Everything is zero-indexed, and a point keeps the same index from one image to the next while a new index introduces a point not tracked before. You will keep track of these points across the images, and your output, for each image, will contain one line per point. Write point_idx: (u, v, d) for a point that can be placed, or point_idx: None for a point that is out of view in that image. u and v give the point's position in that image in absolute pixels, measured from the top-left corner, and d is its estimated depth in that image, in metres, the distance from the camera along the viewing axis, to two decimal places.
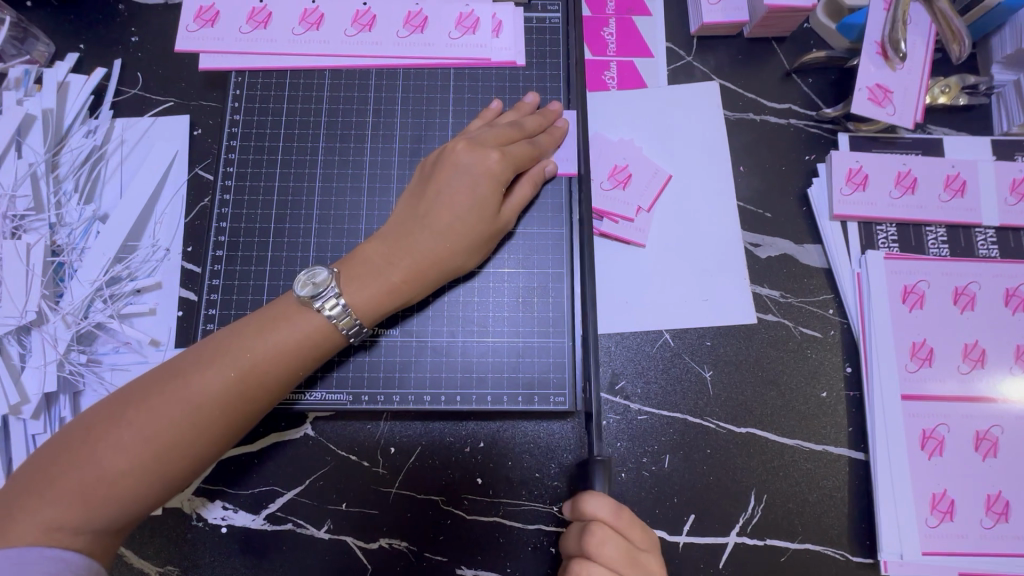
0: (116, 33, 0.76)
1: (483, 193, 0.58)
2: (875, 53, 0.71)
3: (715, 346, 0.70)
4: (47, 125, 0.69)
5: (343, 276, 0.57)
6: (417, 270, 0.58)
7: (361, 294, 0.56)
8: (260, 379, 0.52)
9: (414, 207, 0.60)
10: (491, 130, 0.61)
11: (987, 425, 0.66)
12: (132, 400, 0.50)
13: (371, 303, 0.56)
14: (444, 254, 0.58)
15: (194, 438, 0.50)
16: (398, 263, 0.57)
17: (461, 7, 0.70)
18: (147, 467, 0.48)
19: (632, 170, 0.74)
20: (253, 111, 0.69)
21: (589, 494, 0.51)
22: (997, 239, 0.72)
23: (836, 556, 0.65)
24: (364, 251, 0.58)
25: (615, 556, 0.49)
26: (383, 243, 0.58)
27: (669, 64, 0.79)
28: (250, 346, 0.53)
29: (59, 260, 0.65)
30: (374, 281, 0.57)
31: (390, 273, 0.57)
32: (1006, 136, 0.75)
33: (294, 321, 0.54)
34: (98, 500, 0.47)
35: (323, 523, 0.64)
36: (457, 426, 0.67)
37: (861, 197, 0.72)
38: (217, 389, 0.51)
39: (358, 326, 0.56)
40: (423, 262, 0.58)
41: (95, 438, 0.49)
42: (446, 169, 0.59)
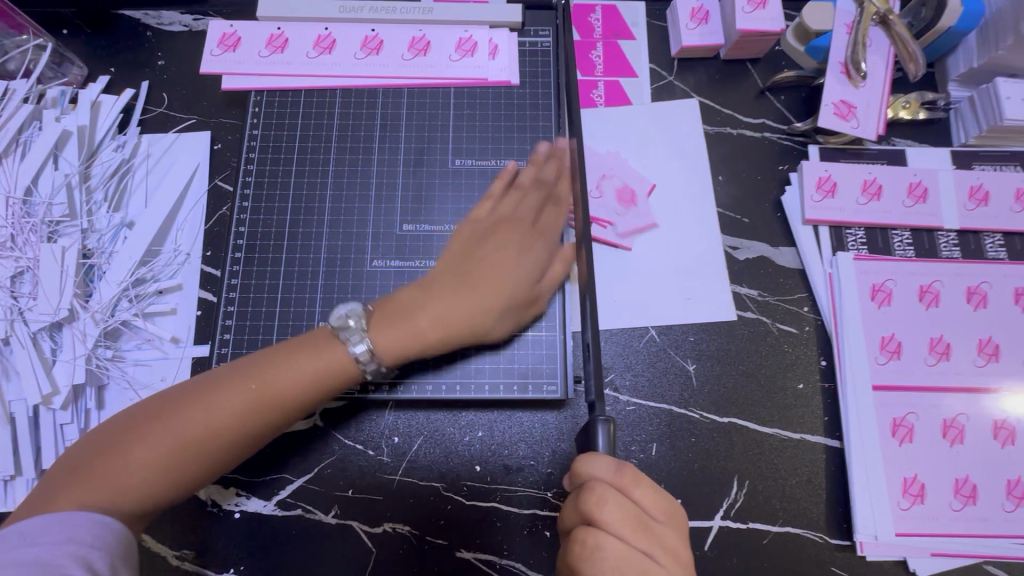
0: (144, 57, 0.83)
1: (519, 242, 0.65)
2: (840, 71, 0.78)
3: (698, 341, 0.75)
4: (81, 140, 0.75)
5: (371, 324, 0.60)
6: (449, 326, 0.60)
7: (387, 341, 0.59)
8: (278, 403, 0.56)
9: (456, 268, 0.62)
10: (522, 187, 0.68)
11: (953, 414, 0.71)
12: (167, 402, 0.54)
13: (396, 348, 0.59)
14: (478, 313, 0.61)
15: (221, 442, 0.54)
16: (426, 317, 0.60)
17: (461, 32, 0.77)
18: (164, 465, 0.52)
19: (619, 180, 0.80)
20: (270, 127, 0.76)
21: (586, 455, 0.50)
22: (959, 241, 0.78)
23: (816, 539, 0.68)
24: (394, 301, 0.61)
25: (618, 518, 0.48)
26: (419, 291, 0.61)
27: (652, 83, 0.86)
28: (272, 369, 0.56)
29: (90, 263, 0.71)
30: (402, 327, 0.59)
31: (417, 321, 0.60)
32: (964, 147, 0.82)
33: (323, 354, 0.57)
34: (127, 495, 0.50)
35: (330, 508, 0.68)
36: (457, 416, 0.71)
37: (830, 203, 0.78)
38: (233, 408, 0.54)
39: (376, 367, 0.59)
40: (451, 319, 0.60)
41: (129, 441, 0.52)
42: (487, 236, 0.65)
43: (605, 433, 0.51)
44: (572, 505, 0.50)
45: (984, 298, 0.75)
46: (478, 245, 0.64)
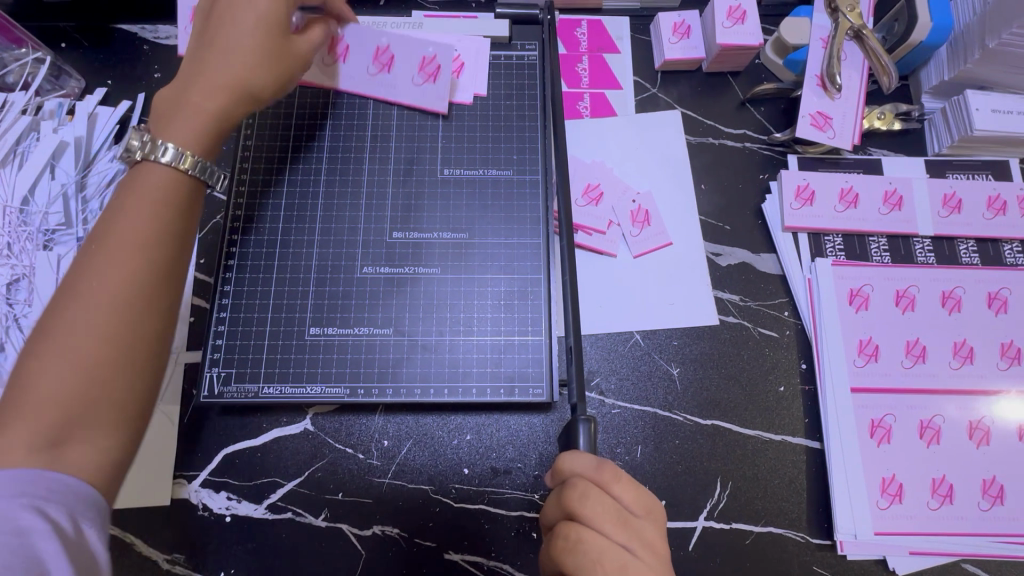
0: (141, 70, 0.85)
1: (265, 10, 0.59)
2: (816, 84, 0.81)
3: (681, 345, 0.76)
4: (78, 151, 0.77)
5: (160, 121, 0.56)
6: (214, 89, 0.57)
7: (178, 128, 0.55)
8: (140, 212, 0.51)
9: (204, 38, 0.59)
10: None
11: (930, 415, 0.73)
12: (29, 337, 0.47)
13: (194, 131, 0.55)
14: (236, 70, 0.58)
15: (87, 321, 0.47)
16: (184, 107, 0.56)
17: (379, 40, 0.74)
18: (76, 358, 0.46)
19: (603, 188, 0.82)
20: (263, 137, 0.77)
21: (568, 452, 0.52)
22: (933, 247, 0.80)
23: (798, 539, 0.70)
24: (176, 98, 0.57)
25: (599, 512, 0.49)
26: (189, 74, 0.58)
27: (637, 96, 0.88)
28: (111, 217, 0.51)
29: None
30: (190, 118, 0.56)
31: (182, 113, 0.56)
32: (938, 156, 0.84)
33: (138, 176, 0.53)
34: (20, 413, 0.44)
35: (320, 512, 0.69)
36: (446, 419, 0.72)
37: (809, 211, 0.80)
38: (94, 258, 0.49)
39: (203, 164, 0.55)
40: (223, 83, 0.57)
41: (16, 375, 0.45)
42: (230, 1, 0.59)
43: (586, 432, 0.51)
44: (556, 501, 0.52)
45: (959, 302, 0.77)
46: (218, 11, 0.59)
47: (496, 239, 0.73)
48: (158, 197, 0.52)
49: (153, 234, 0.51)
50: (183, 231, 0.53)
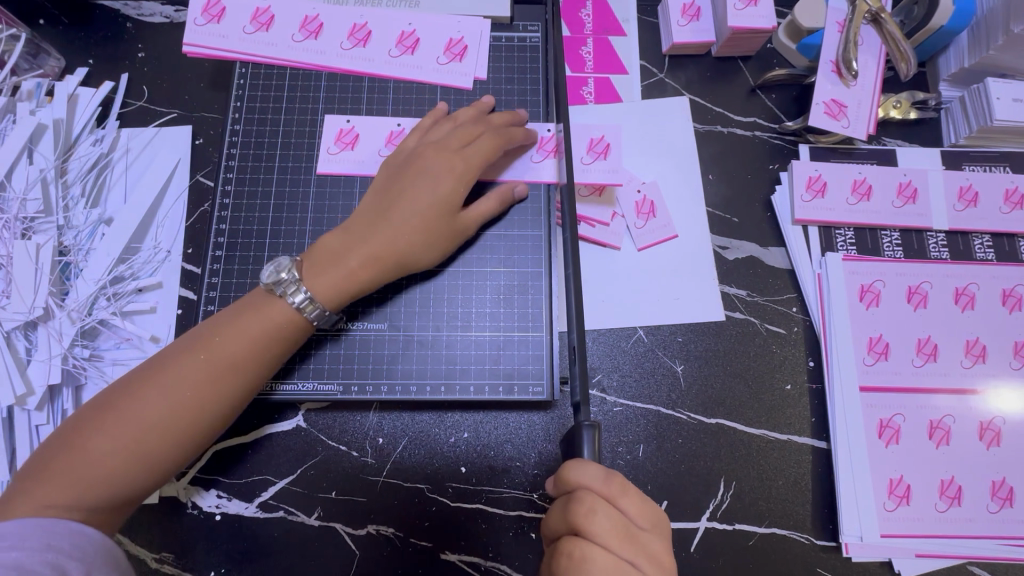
0: (124, 49, 0.81)
1: (443, 192, 0.64)
2: (831, 70, 0.77)
3: (686, 342, 0.74)
4: (57, 134, 0.73)
5: (306, 264, 0.61)
6: (374, 256, 0.62)
7: (325, 282, 0.60)
8: (245, 345, 0.57)
9: (380, 203, 0.64)
10: (457, 131, 0.67)
11: (940, 415, 0.71)
12: (116, 395, 0.55)
13: (332, 289, 0.60)
14: (402, 247, 0.63)
15: (174, 427, 0.54)
16: (357, 249, 0.62)
17: (405, 25, 0.75)
18: (130, 451, 0.53)
19: (608, 140, 0.76)
20: (252, 122, 0.74)
21: (574, 461, 0.49)
22: (947, 242, 0.78)
23: (801, 540, 0.68)
24: (327, 240, 0.63)
25: (606, 529, 0.47)
26: (344, 233, 0.63)
27: (643, 81, 0.85)
28: (223, 334, 0.57)
29: (65, 260, 0.69)
30: (334, 271, 0.61)
31: (348, 260, 0.61)
32: (954, 147, 0.81)
33: (267, 310, 0.59)
34: (85, 484, 0.51)
35: (313, 510, 0.67)
36: (443, 417, 0.70)
37: (820, 203, 0.77)
38: (193, 371, 0.55)
39: (320, 310, 0.60)
40: (374, 252, 0.62)
41: (83, 433, 0.53)
42: (413, 188, 0.64)
43: (591, 440, 0.49)
44: (560, 513, 0.50)
45: (972, 299, 0.75)
46: (406, 178, 0.65)
47: (493, 229, 0.71)
48: (265, 333, 0.58)
49: (240, 373, 0.57)
50: (246, 387, 0.58)
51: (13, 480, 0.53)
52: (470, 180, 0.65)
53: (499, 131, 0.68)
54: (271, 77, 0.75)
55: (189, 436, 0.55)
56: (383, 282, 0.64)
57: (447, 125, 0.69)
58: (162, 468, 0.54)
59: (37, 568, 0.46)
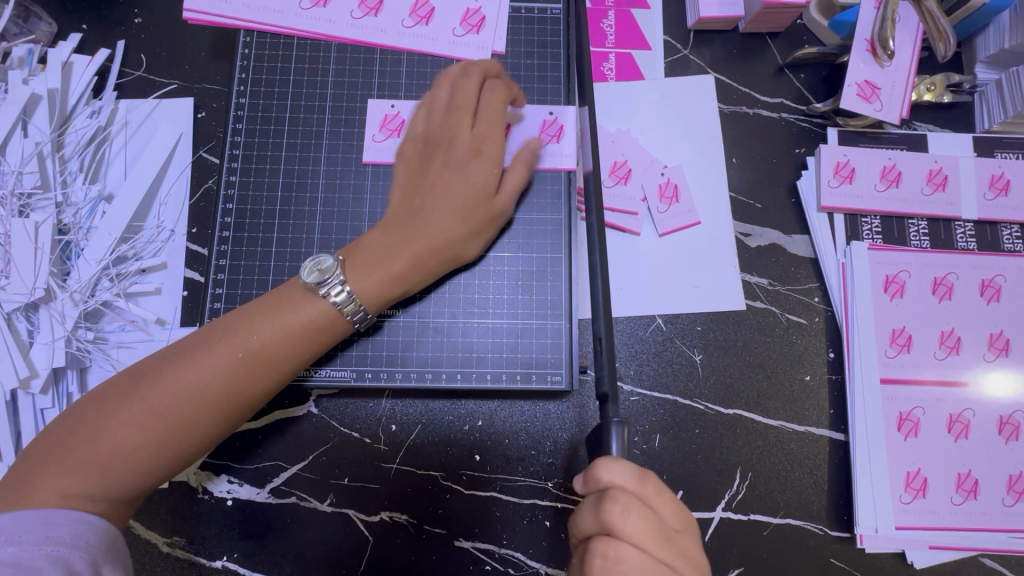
0: (120, 13, 0.76)
1: (477, 179, 0.61)
2: (865, 49, 0.74)
3: (705, 331, 0.72)
4: (52, 106, 0.70)
5: (348, 263, 0.59)
6: (419, 258, 0.60)
7: (368, 284, 0.58)
8: (282, 343, 0.55)
9: (418, 199, 0.62)
10: (483, 110, 0.63)
11: (960, 409, 0.70)
12: (143, 379, 0.53)
13: (376, 290, 0.59)
14: (444, 243, 0.61)
15: (204, 419, 0.53)
16: (400, 250, 0.60)
17: None
18: (154, 441, 0.51)
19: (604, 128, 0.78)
20: (259, 95, 0.70)
21: (606, 462, 0.49)
22: (975, 232, 0.76)
23: (815, 530, 0.68)
24: (367, 240, 0.61)
25: (642, 530, 0.48)
26: (386, 232, 0.61)
27: (667, 57, 0.81)
28: (258, 328, 0.55)
29: (65, 239, 0.66)
30: (377, 272, 0.59)
31: (392, 261, 0.59)
32: (987, 133, 0.78)
33: (303, 305, 0.57)
34: (113, 473, 0.50)
35: (326, 496, 0.66)
36: (457, 405, 0.69)
37: (847, 189, 0.75)
38: (228, 366, 0.53)
39: (363, 313, 0.58)
40: (417, 252, 0.60)
41: (108, 414, 0.51)
42: (452, 176, 0.62)
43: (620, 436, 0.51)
44: (591, 514, 0.50)
45: (998, 292, 0.73)
46: (443, 166, 0.62)
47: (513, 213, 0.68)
48: (301, 329, 0.56)
49: (273, 369, 0.55)
50: (276, 381, 0.56)
51: (30, 451, 0.51)
52: (509, 154, 0.63)
53: (521, 118, 0.65)
54: (277, 47, 0.71)
55: (219, 427, 0.54)
56: (425, 282, 0.62)
57: None
58: (190, 457, 0.54)
59: (37, 563, 0.44)
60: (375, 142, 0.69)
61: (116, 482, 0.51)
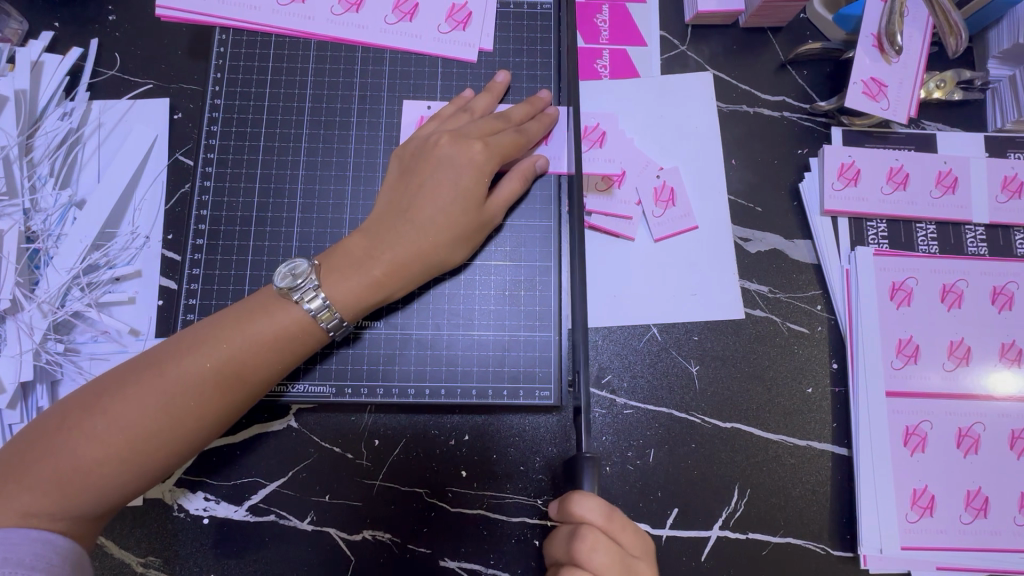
0: (93, 11, 0.73)
1: (466, 184, 0.58)
2: (871, 45, 0.70)
3: (702, 341, 0.69)
4: (20, 108, 0.67)
5: (324, 267, 0.56)
6: (400, 262, 0.57)
7: (346, 289, 0.55)
8: (254, 353, 0.53)
9: (400, 202, 0.59)
10: (475, 122, 0.61)
11: (969, 422, 0.67)
12: (107, 392, 0.50)
13: (354, 296, 0.56)
14: (427, 246, 0.58)
15: (170, 434, 0.50)
16: (380, 254, 0.57)
17: None
18: (119, 457, 0.49)
19: (604, 128, 0.73)
20: (235, 95, 0.67)
21: (580, 496, 0.47)
22: (987, 236, 0.72)
23: (817, 550, 0.65)
24: (347, 244, 0.58)
25: (607, 567, 0.46)
26: (365, 236, 0.58)
27: (663, 54, 0.77)
28: (229, 337, 0.52)
29: (34, 247, 0.64)
30: (356, 276, 0.56)
31: (371, 265, 0.56)
32: (999, 132, 0.75)
33: (277, 312, 0.54)
34: (75, 491, 0.48)
35: (306, 514, 0.64)
36: (442, 419, 0.66)
37: (852, 192, 0.72)
38: (197, 377, 0.51)
39: (338, 320, 0.55)
40: (399, 256, 0.57)
41: (70, 429, 0.49)
42: (434, 176, 0.58)
43: (591, 473, 0.47)
44: (563, 544, 0.49)
45: (1010, 299, 0.70)
46: (425, 167, 0.59)
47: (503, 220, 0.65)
48: (274, 339, 0.53)
49: (245, 381, 0.53)
50: (249, 393, 0.53)
51: None
52: (497, 160, 0.60)
53: (519, 129, 0.62)
54: (254, 45, 0.68)
55: (187, 441, 0.51)
56: (408, 288, 0.59)
57: (465, 116, 0.63)
58: (158, 473, 0.51)
59: None
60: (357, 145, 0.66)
61: (78, 500, 0.48)
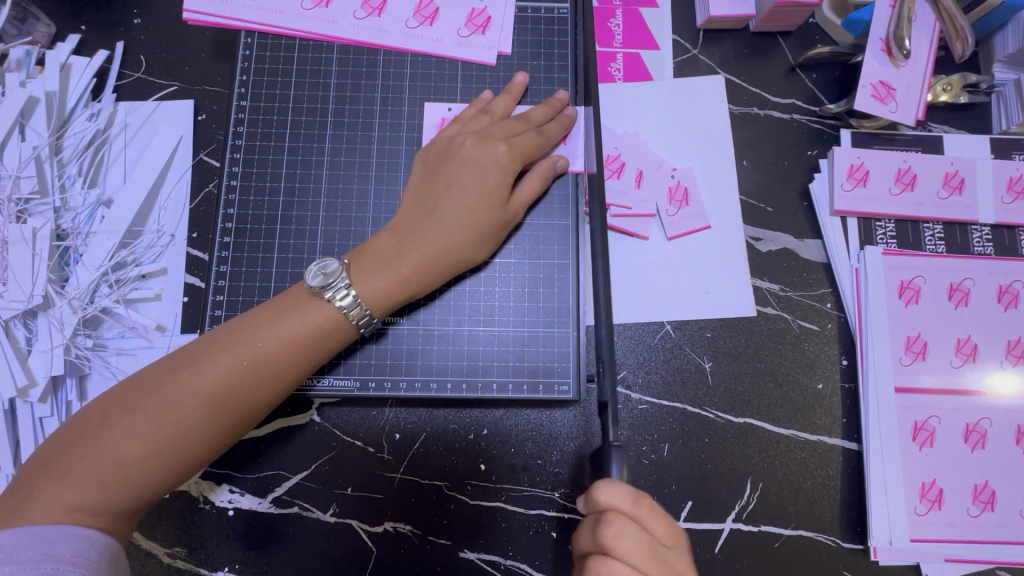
0: (119, 14, 0.75)
1: (491, 185, 0.60)
2: (880, 49, 0.72)
3: (715, 338, 0.71)
4: (50, 109, 0.69)
5: (353, 266, 0.58)
6: (427, 261, 0.59)
7: (375, 287, 0.57)
8: (287, 350, 0.54)
9: (425, 202, 0.60)
10: (498, 124, 0.63)
11: (976, 418, 0.69)
12: (144, 389, 0.51)
13: (383, 293, 0.57)
14: (453, 246, 0.59)
15: (208, 429, 0.52)
16: (408, 253, 0.58)
17: None
18: (158, 453, 0.50)
19: (617, 137, 0.76)
20: (260, 97, 0.69)
21: (603, 484, 0.48)
22: (992, 236, 0.74)
23: (828, 542, 0.67)
24: (374, 243, 0.59)
25: (634, 551, 0.48)
26: (392, 235, 0.59)
27: (676, 57, 0.79)
28: (261, 335, 0.54)
29: (64, 244, 0.65)
30: (385, 275, 0.57)
31: (399, 264, 0.58)
32: (1005, 135, 0.76)
33: (308, 311, 0.55)
34: (116, 485, 0.49)
35: (328, 507, 0.65)
36: (462, 413, 0.68)
37: (861, 193, 0.73)
38: (232, 374, 0.52)
39: (368, 317, 0.57)
40: (426, 255, 0.58)
41: (109, 426, 0.50)
42: (460, 176, 0.60)
43: (619, 462, 0.49)
44: (589, 531, 0.50)
45: (1016, 298, 0.71)
46: (450, 167, 0.61)
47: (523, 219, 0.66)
48: (307, 337, 0.55)
49: (279, 377, 0.54)
50: (281, 389, 0.55)
51: (31, 462, 0.50)
52: (520, 160, 0.61)
53: (539, 130, 0.63)
54: (279, 48, 0.70)
55: (221, 436, 0.53)
56: (433, 286, 0.61)
57: (487, 118, 0.64)
58: (195, 467, 0.53)
59: None
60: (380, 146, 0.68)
61: (119, 494, 0.50)
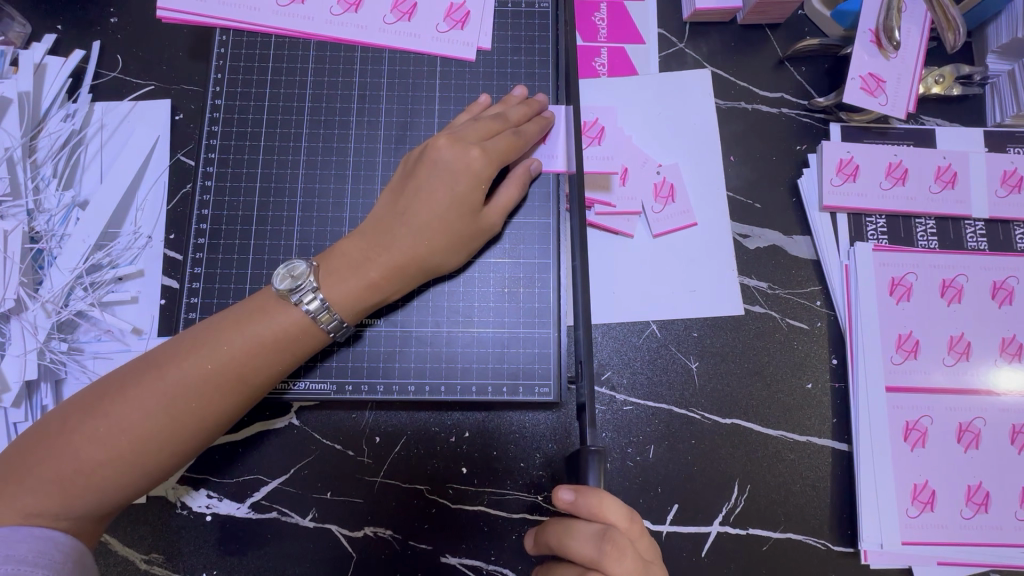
0: (96, 13, 0.74)
1: (462, 192, 0.58)
2: (870, 40, 0.70)
3: (702, 337, 0.70)
4: (24, 109, 0.67)
5: (322, 269, 0.57)
6: (396, 266, 0.57)
7: (342, 291, 0.56)
8: (253, 354, 0.53)
9: (397, 203, 0.59)
10: (475, 124, 0.60)
11: (970, 417, 0.67)
12: (108, 394, 0.51)
13: (351, 297, 0.56)
14: (423, 250, 0.58)
15: (172, 435, 0.51)
16: (377, 257, 0.57)
17: None
18: (119, 458, 0.49)
19: (603, 124, 0.74)
20: (235, 95, 0.68)
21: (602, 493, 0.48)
22: (986, 231, 0.72)
23: (818, 546, 0.65)
24: (343, 246, 0.58)
25: (632, 570, 0.47)
26: (361, 238, 0.58)
27: (661, 51, 0.78)
28: (227, 339, 0.53)
29: (37, 247, 0.64)
30: (351, 279, 0.56)
31: (368, 268, 0.57)
32: (999, 127, 0.74)
33: (275, 314, 0.54)
34: (76, 491, 0.48)
35: (307, 511, 0.64)
36: (442, 416, 0.66)
37: (851, 188, 0.72)
38: (197, 378, 0.51)
39: (337, 321, 0.56)
40: (395, 258, 0.57)
41: (71, 430, 0.49)
42: (432, 179, 0.58)
43: (596, 468, 0.47)
44: (586, 543, 0.48)
45: (1010, 294, 0.70)
46: (422, 170, 0.59)
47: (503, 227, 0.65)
48: (273, 340, 0.54)
49: (245, 381, 0.53)
50: (248, 393, 0.54)
51: None
52: (497, 166, 0.60)
53: (516, 130, 0.61)
54: (254, 45, 0.68)
55: (185, 442, 0.51)
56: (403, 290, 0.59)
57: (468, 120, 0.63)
58: (158, 474, 0.52)
59: None
60: (359, 144, 0.67)
61: (80, 501, 0.49)
